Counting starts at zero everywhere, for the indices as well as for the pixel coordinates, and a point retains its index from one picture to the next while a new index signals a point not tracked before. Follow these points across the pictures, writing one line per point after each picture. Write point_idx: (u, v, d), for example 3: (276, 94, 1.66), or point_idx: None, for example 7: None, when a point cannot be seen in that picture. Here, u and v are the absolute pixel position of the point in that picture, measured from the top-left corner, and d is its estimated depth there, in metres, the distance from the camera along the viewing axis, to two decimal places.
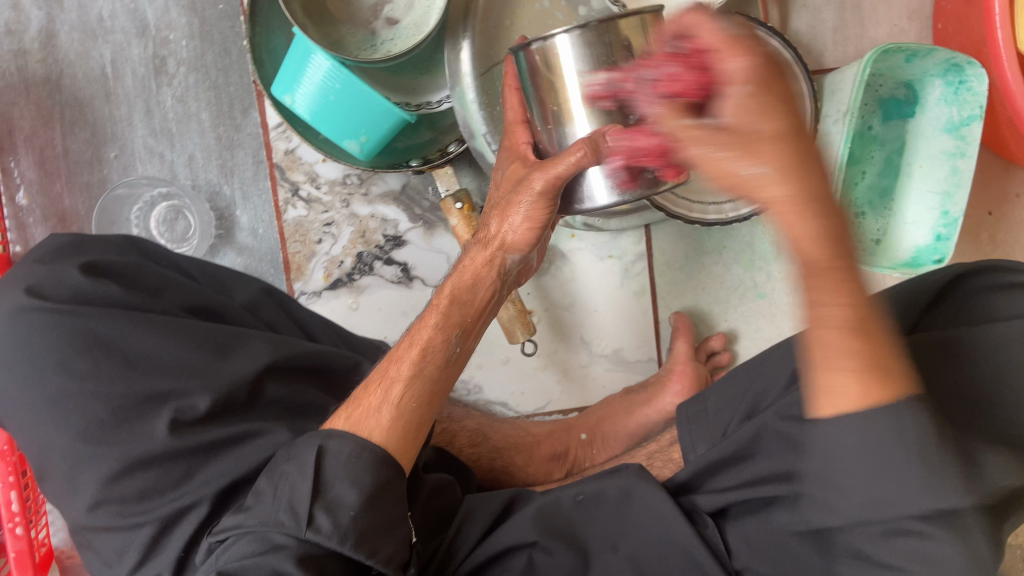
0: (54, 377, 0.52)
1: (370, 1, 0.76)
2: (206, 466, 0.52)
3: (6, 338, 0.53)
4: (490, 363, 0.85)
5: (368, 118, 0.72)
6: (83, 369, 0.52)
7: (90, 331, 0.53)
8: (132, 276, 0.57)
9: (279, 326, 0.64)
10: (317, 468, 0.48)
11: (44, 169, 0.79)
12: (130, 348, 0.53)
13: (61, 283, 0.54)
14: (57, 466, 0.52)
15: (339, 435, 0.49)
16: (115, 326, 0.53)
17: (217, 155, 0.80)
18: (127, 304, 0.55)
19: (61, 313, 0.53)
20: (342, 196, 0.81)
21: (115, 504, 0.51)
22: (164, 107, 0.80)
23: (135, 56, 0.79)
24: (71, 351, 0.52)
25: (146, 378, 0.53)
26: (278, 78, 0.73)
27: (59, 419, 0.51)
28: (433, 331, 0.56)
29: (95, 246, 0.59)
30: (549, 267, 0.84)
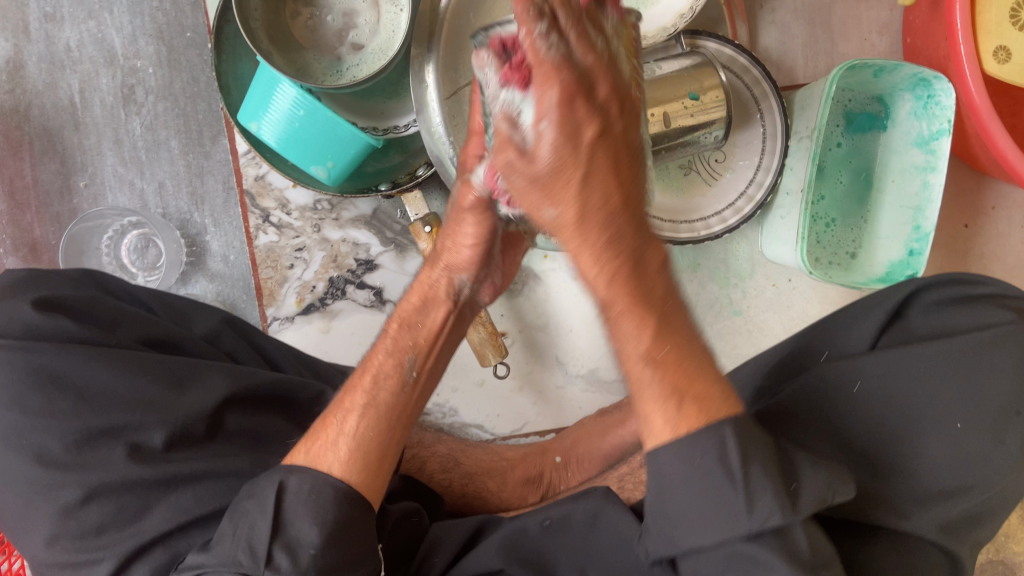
0: (9, 413, 0.52)
1: (336, 26, 0.75)
2: (165, 499, 0.52)
3: None
4: (466, 385, 0.84)
5: (334, 145, 0.72)
6: (37, 405, 0.52)
7: (45, 367, 0.53)
8: (88, 310, 0.57)
9: (241, 355, 0.64)
10: (277, 508, 0.47)
11: (14, 200, 0.79)
12: (85, 383, 0.53)
13: (17, 319, 0.55)
14: (14, 502, 0.52)
15: (299, 470, 0.49)
16: (69, 362, 0.53)
17: (187, 183, 0.80)
18: (82, 338, 0.55)
19: (15, 350, 0.53)
20: (312, 222, 0.81)
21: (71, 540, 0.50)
22: (133, 135, 0.80)
23: (103, 85, 0.79)
24: (25, 388, 0.52)
25: (100, 412, 0.53)
26: (244, 106, 0.73)
27: (14, 454, 0.51)
28: (384, 358, 0.57)
29: (52, 280, 0.59)
30: (522, 288, 0.84)
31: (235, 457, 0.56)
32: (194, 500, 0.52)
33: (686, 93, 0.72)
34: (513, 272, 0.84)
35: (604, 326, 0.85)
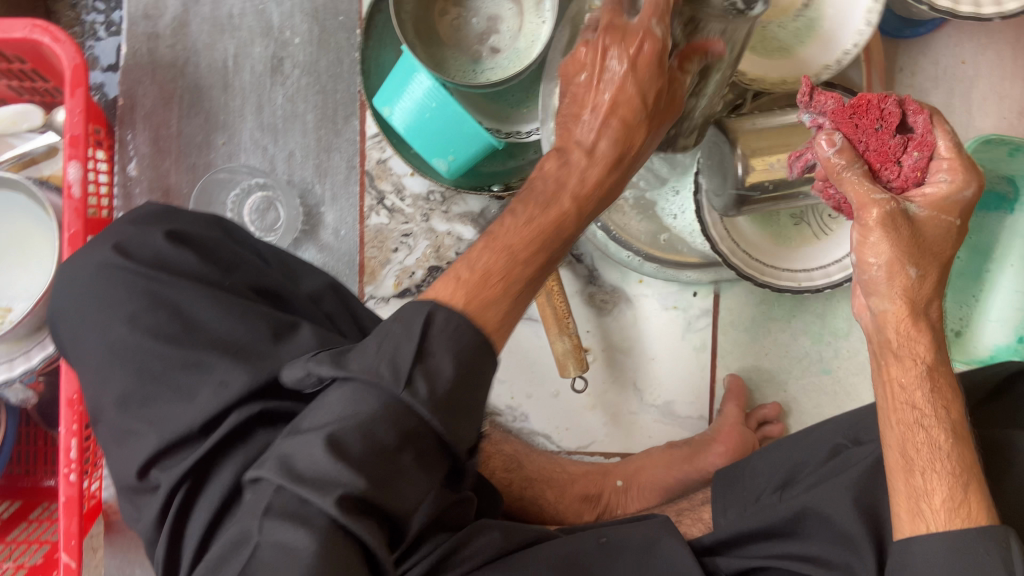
0: (121, 327, 0.55)
1: (478, 29, 0.78)
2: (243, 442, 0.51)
3: (89, 288, 0.57)
4: (540, 393, 0.86)
5: (458, 140, 0.75)
6: (148, 324, 0.55)
7: (159, 293, 0.56)
8: (212, 248, 0.61)
9: (337, 318, 0.67)
10: (423, 334, 0.45)
11: (157, 146, 0.85)
12: (192, 315, 0.55)
13: (150, 245, 0.58)
14: (109, 417, 0.55)
15: (446, 307, 0.47)
16: (182, 291, 0.56)
17: (314, 156, 0.85)
18: (199, 273, 0.58)
19: (138, 274, 0.57)
20: (422, 211, 0.84)
21: (170, 459, 0.52)
22: (274, 104, 0.84)
23: (256, 54, 0.84)
24: (140, 308, 0.55)
25: (206, 343, 0.54)
26: (381, 90, 0.77)
27: (117, 368, 0.54)
28: (556, 197, 0.53)
29: (186, 218, 0.63)
30: (612, 308, 0.85)
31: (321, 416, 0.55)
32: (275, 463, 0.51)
33: None
34: (606, 291, 0.85)
35: (686, 360, 0.86)
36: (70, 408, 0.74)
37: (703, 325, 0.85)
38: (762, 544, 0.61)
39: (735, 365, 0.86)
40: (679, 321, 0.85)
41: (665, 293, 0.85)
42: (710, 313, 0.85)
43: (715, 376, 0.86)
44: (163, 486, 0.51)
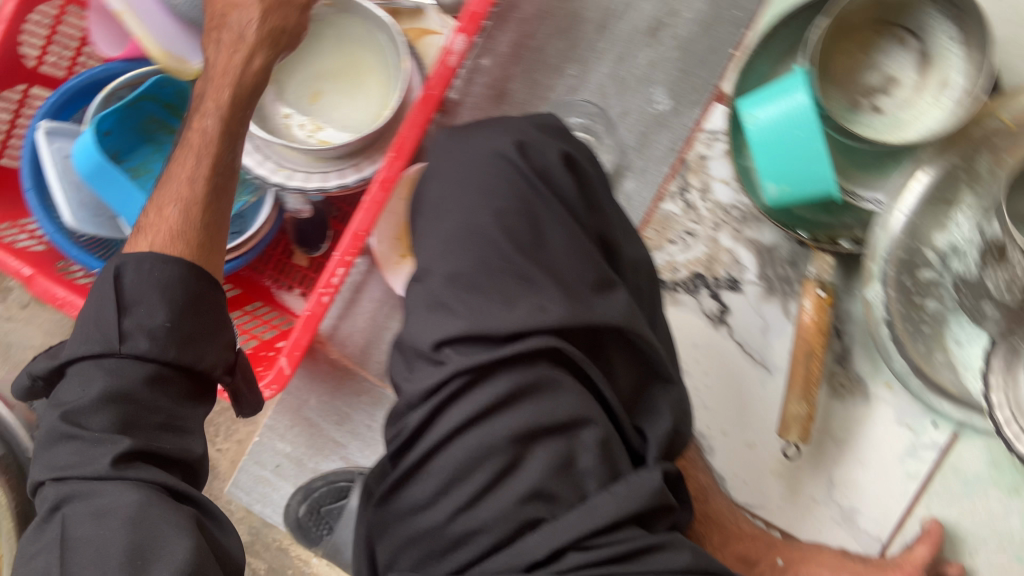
0: (484, 213, 0.58)
1: (870, 83, 0.77)
2: (527, 365, 0.54)
3: (471, 161, 0.60)
4: (736, 437, 0.85)
5: (803, 174, 0.75)
6: (509, 223, 0.57)
7: (531, 201, 0.58)
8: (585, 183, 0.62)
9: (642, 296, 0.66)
10: (122, 290, 0.57)
11: (514, 50, 0.86)
12: (549, 234, 0.58)
13: (542, 157, 0.61)
14: (430, 279, 0.58)
15: (132, 263, 0.59)
16: (550, 210, 0.59)
17: (646, 125, 0.86)
18: (567, 200, 0.60)
19: (521, 173, 0.59)
20: (716, 220, 0.85)
21: (464, 345, 0.55)
22: (635, 63, 0.85)
23: (643, 10, 0.85)
24: (510, 205, 0.58)
25: (545, 266, 0.57)
26: (751, 95, 0.77)
27: (461, 245, 0.57)
28: (183, 172, 0.64)
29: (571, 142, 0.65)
30: (848, 397, 0.84)
31: (598, 377, 0.58)
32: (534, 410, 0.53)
33: None
34: (848, 377, 0.83)
35: (892, 480, 0.83)
36: (352, 241, 0.79)
37: (927, 457, 0.82)
38: None
39: (937, 511, 0.81)
40: (905, 441, 0.82)
41: (905, 408, 0.82)
42: (938, 449, 0.81)
43: (913, 510, 0.82)
44: (451, 365, 0.54)
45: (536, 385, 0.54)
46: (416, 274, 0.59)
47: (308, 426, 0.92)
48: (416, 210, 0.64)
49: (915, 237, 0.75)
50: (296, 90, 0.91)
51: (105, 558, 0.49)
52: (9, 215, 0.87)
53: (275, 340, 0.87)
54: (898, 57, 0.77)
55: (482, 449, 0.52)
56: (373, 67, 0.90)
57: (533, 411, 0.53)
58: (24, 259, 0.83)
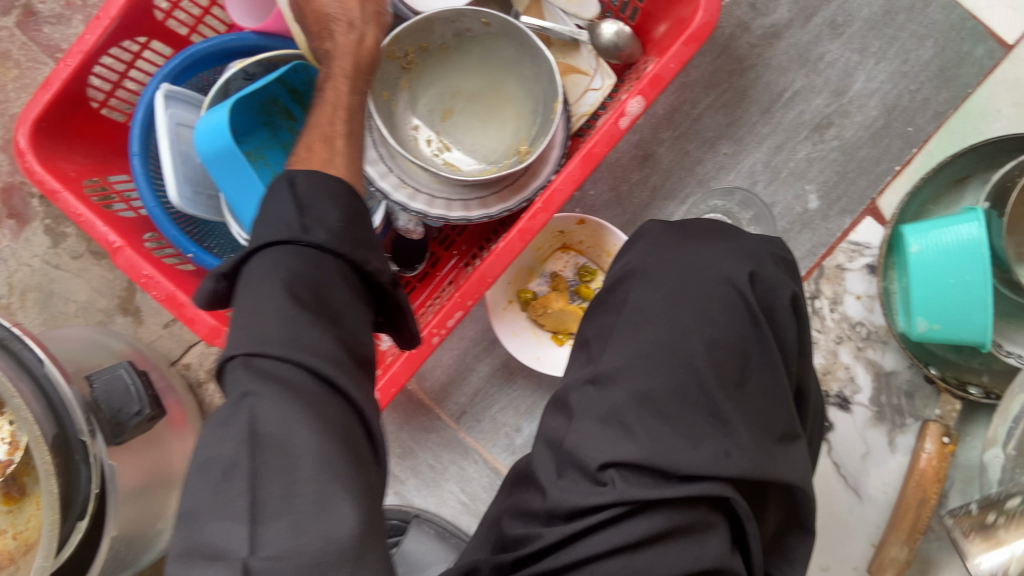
0: (696, 340, 0.55)
1: None
2: (688, 508, 0.51)
3: (694, 276, 0.58)
4: (811, 558, 0.82)
5: (960, 317, 0.72)
6: (720, 358, 0.55)
7: (744, 338, 0.56)
8: (802, 328, 0.60)
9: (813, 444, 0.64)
10: (293, 193, 0.47)
11: (670, 115, 0.82)
12: (754, 375, 0.56)
13: (770, 293, 0.58)
14: (618, 389, 0.55)
15: (303, 174, 0.48)
16: (763, 352, 0.56)
17: (790, 221, 0.81)
18: (782, 345, 0.58)
19: (746, 307, 0.56)
20: (839, 333, 0.82)
21: (635, 475, 0.52)
22: (793, 155, 0.81)
23: (813, 103, 0.81)
24: (724, 339, 0.55)
25: (743, 413, 0.55)
26: (920, 223, 0.74)
27: (664, 365, 0.55)
28: (330, 106, 0.56)
29: (796, 276, 0.62)
30: (934, 541, 0.81)
31: (755, 537, 0.54)
32: (684, 558, 0.50)
33: None
34: (938, 523, 0.81)
35: None
36: (476, 286, 0.73)
37: None
38: None
39: None
40: None
41: None
42: None
43: None
44: (614, 491, 0.51)
45: (692, 530, 0.50)
46: (594, 376, 0.57)
47: None
48: (614, 305, 0.61)
49: None
50: (430, 102, 0.86)
51: (295, 468, 0.35)
52: (99, 168, 0.80)
53: None
54: None
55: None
56: (515, 98, 0.85)
57: (681, 555, 0.49)
58: (110, 221, 0.76)
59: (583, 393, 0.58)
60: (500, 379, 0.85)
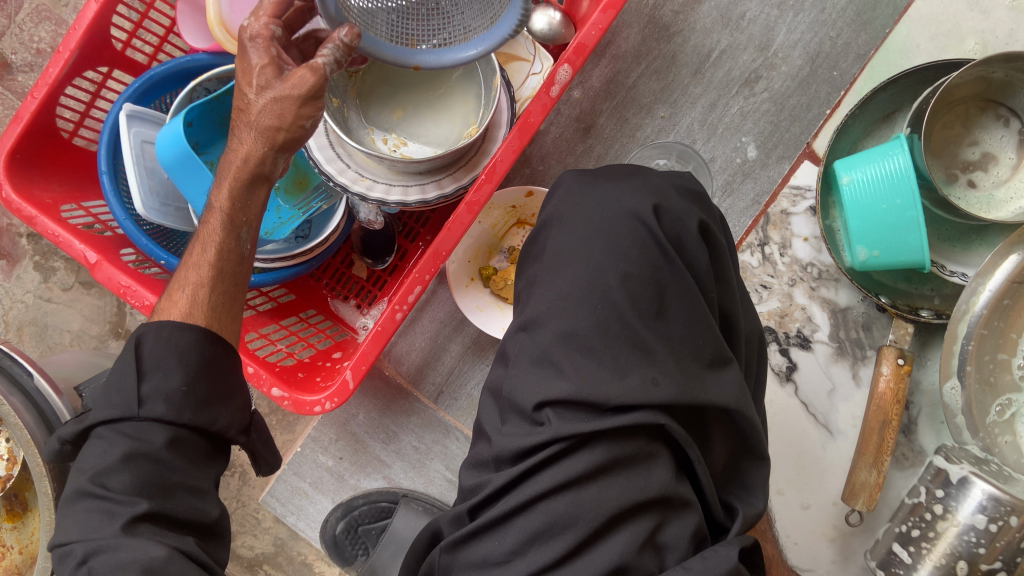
0: (610, 274, 0.58)
1: (967, 158, 0.79)
2: (627, 437, 0.55)
3: (605, 218, 0.61)
4: (791, 498, 0.84)
5: (894, 244, 0.75)
6: (634, 289, 0.58)
7: (656, 268, 0.59)
8: (715, 255, 0.63)
9: (750, 369, 0.66)
10: (140, 357, 0.53)
11: (607, 85, 0.87)
12: (670, 303, 0.58)
13: (677, 224, 0.61)
14: (546, 331, 0.59)
15: (152, 330, 0.54)
16: (677, 280, 0.59)
17: (731, 173, 0.86)
18: (695, 274, 0.61)
19: (653, 239, 0.59)
20: (792, 276, 0.85)
21: (571, 412, 0.56)
22: (727, 110, 0.86)
23: (740, 60, 0.86)
24: (635, 272, 0.58)
25: (665, 340, 0.58)
26: (847, 158, 0.77)
27: (585, 304, 0.58)
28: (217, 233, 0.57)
29: (707, 209, 0.65)
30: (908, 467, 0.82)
31: (700, 461, 0.58)
32: (628, 486, 0.54)
33: None
34: (910, 448, 0.82)
35: None
36: (432, 259, 0.77)
37: None
38: None
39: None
40: None
41: None
42: None
43: None
44: (551, 429, 0.55)
45: (632, 459, 0.55)
46: (524, 323, 0.61)
47: (353, 441, 0.90)
48: (536, 254, 0.65)
49: (1000, 321, 0.75)
50: (380, 106, 0.89)
51: None
52: (76, 194, 0.85)
53: (331, 352, 0.87)
54: (999, 133, 0.78)
55: (567, 516, 0.53)
56: (458, 87, 0.88)
57: (626, 484, 0.54)
58: (86, 239, 0.81)
59: (515, 340, 0.62)
60: (471, 356, 0.88)
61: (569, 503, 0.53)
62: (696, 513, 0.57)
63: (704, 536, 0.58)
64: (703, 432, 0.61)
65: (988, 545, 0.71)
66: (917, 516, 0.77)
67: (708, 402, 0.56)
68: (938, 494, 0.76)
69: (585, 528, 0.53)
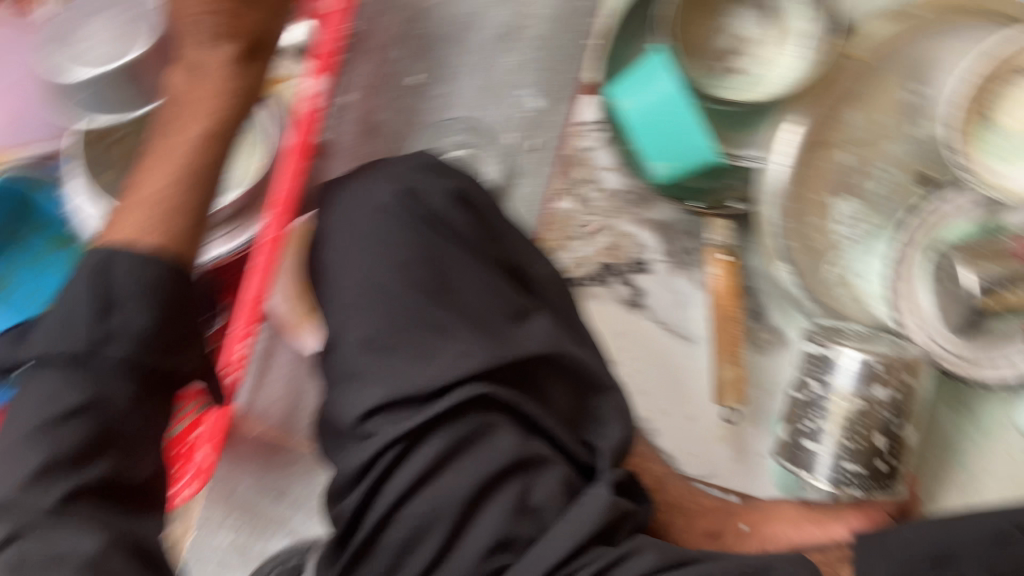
0: (388, 269, 0.61)
1: (723, 49, 0.82)
2: (461, 415, 0.55)
3: (367, 222, 0.65)
4: (677, 415, 0.86)
5: (683, 147, 0.76)
6: (415, 276, 0.61)
7: (427, 250, 0.63)
8: (481, 217, 0.69)
9: (564, 310, 0.69)
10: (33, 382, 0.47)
11: (373, 80, 0.84)
12: (450, 276, 0.63)
13: (429, 202, 0.66)
14: (350, 346, 0.59)
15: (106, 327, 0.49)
16: (448, 253, 0.64)
17: (522, 129, 0.87)
18: (465, 240, 0.66)
19: (416, 224, 0.64)
20: (613, 208, 0.86)
21: (393, 415, 0.55)
22: (498, 70, 0.87)
23: (494, 19, 0.87)
24: (410, 259, 0.62)
25: (458, 311, 0.61)
26: (618, 82, 0.79)
27: (375, 305, 0.60)
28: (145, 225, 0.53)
29: (458, 178, 0.69)
30: (771, 350, 0.85)
31: (539, 413, 0.59)
32: (478, 461, 0.53)
33: None
34: (769, 332, 0.85)
35: None
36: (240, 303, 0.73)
37: None
38: None
39: None
40: None
41: None
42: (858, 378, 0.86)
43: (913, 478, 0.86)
44: (383, 435, 0.54)
45: (474, 435, 0.54)
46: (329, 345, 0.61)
47: (246, 509, 0.87)
48: (319, 279, 0.65)
49: (801, 188, 0.78)
50: None
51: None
52: None
53: None
54: (744, 20, 0.84)
55: (427, 514, 0.51)
56: None
57: (474, 461, 0.53)
58: None
59: (328, 363, 0.61)
60: None
61: (426, 501, 0.52)
62: (558, 464, 0.56)
63: (576, 484, 0.57)
64: (536, 388, 0.61)
65: (891, 409, 0.75)
66: (815, 410, 0.78)
67: (524, 357, 0.60)
68: (827, 384, 0.77)
69: (448, 516, 0.51)
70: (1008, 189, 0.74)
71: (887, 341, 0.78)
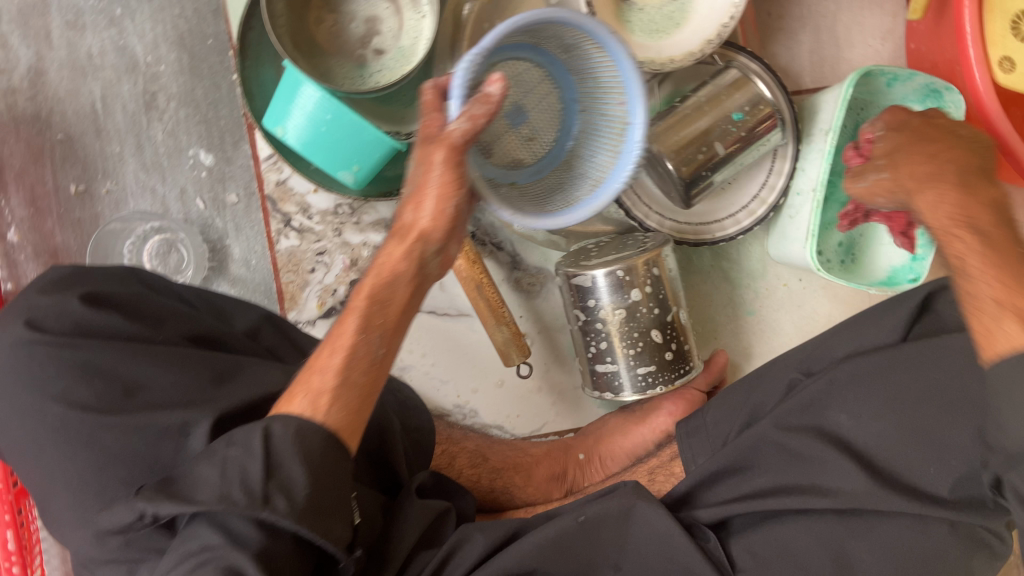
0: (54, 407, 0.51)
1: (358, 33, 0.76)
2: None
3: (8, 369, 0.53)
4: (485, 386, 0.87)
5: (358, 149, 0.71)
6: (85, 397, 0.51)
7: (90, 363, 0.52)
8: (135, 305, 0.57)
9: (279, 352, 0.65)
10: None
11: (35, 206, 0.81)
12: (130, 376, 0.53)
13: (65, 316, 0.54)
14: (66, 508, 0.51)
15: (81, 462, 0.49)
16: (111, 355, 0.53)
17: (209, 188, 0.81)
18: (130, 333, 0.55)
19: (60, 346, 0.53)
20: (333, 225, 0.82)
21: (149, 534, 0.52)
22: (155, 141, 0.81)
23: (125, 92, 0.80)
24: (73, 381, 0.52)
25: (155, 406, 0.52)
26: (268, 108, 0.70)
27: (64, 451, 0.51)
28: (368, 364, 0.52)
29: (98, 275, 0.59)
30: (539, 289, 0.87)
31: None
32: None
33: (729, 113, 0.75)
34: (531, 274, 0.86)
35: None
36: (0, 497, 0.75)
37: None
38: (729, 485, 0.64)
39: None
40: None
41: None
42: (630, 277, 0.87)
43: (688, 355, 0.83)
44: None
45: None
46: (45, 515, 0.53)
47: None
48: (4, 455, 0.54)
49: None
50: None
51: None
52: None
53: None
54: None
55: None
56: None
57: None
58: None
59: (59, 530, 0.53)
60: None
61: None
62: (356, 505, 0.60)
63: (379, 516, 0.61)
64: None
65: (653, 303, 0.75)
66: (592, 334, 0.77)
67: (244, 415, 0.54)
68: (591, 307, 0.76)
69: None
70: (669, 57, 0.77)
71: (636, 242, 0.77)
